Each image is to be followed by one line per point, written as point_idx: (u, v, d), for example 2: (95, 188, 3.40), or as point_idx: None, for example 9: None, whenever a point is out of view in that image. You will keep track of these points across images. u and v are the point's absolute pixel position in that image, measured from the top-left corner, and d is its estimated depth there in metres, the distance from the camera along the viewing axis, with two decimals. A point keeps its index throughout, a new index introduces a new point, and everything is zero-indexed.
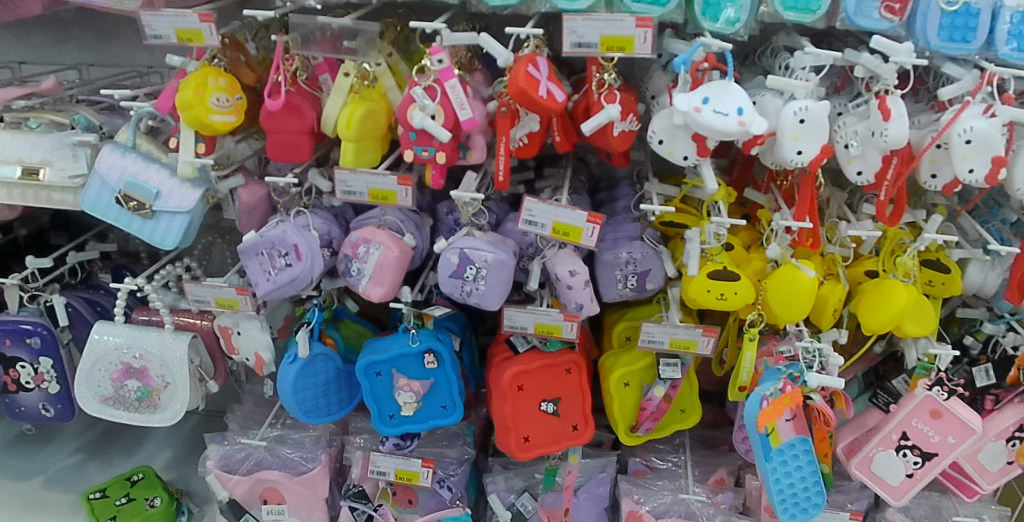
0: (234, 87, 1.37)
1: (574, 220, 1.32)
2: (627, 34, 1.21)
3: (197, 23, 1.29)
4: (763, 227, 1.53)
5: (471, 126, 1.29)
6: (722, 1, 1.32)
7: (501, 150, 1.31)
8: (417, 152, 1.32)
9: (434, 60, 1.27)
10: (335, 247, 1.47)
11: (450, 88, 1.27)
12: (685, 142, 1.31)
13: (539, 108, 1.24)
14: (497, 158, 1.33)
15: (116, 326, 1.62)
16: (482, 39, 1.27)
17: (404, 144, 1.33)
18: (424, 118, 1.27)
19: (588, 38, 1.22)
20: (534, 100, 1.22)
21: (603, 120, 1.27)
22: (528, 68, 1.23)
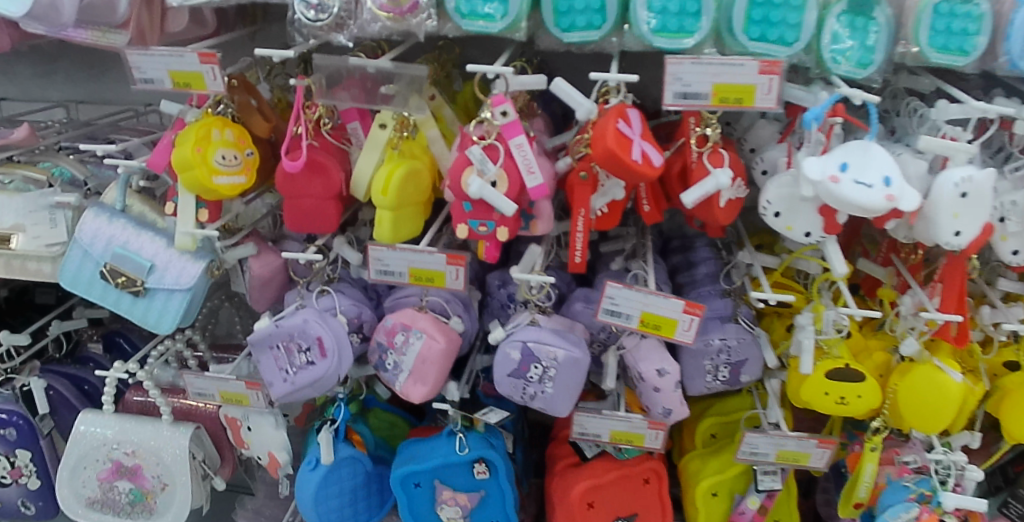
0: (243, 141, 1.12)
1: (668, 311, 1.06)
2: (748, 82, 0.95)
3: (197, 64, 1.04)
4: (882, 307, 1.28)
5: (540, 194, 1.03)
6: (853, 37, 1.05)
7: (579, 225, 1.05)
8: (473, 228, 1.05)
9: (495, 113, 1.00)
10: (365, 332, 1.21)
11: (515, 149, 1.01)
12: (809, 216, 1.04)
13: (632, 175, 0.98)
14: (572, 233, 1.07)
15: (105, 417, 1.37)
16: (555, 82, 1.01)
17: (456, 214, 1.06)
18: (484, 186, 1.00)
19: (696, 87, 0.96)
20: (627, 165, 0.96)
21: (710, 189, 1.01)
22: (618, 125, 0.97)
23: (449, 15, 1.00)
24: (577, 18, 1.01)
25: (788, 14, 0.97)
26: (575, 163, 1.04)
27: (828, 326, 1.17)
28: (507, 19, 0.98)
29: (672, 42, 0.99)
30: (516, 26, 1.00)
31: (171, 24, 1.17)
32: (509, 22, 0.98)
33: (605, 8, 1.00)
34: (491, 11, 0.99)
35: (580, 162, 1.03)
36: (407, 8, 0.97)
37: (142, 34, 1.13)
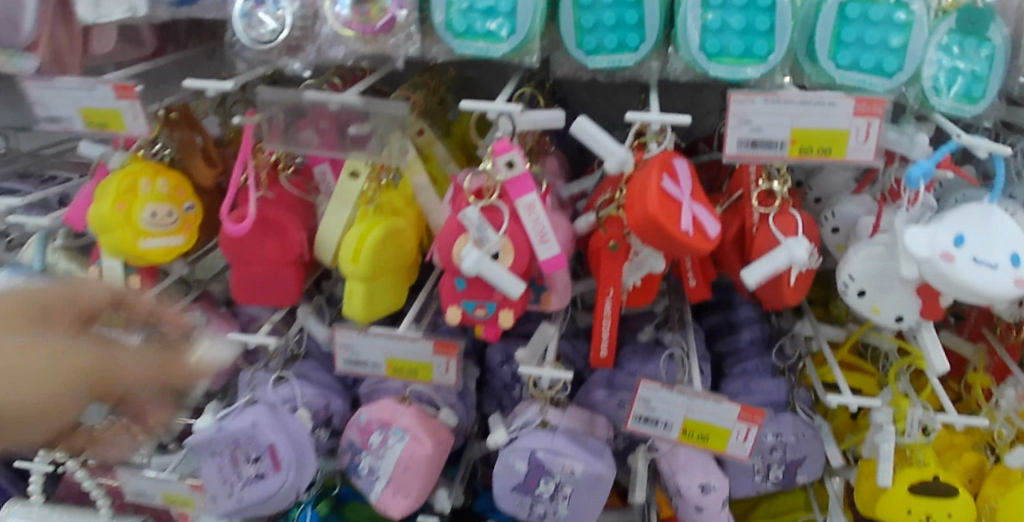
0: (180, 192, 0.88)
1: (716, 418, 0.82)
2: (842, 126, 0.72)
3: (112, 100, 0.81)
4: (966, 390, 1.02)
5: (555, 267, 0.79)
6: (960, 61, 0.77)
7: (605, 308, 0.80)
8: (468, 310, 0.80)
9: (499, 165, 0.76)
10: (336, 423, 0.97)
11: (524, 212, 0.77)
12: (904, 297, 0.80)
13: (680, 251, 0.74)
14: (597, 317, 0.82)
15: (32, 509, 1.14)
16: (576, 121, 0.76)
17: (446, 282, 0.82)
18: (484, 261, 0.76)
19: (769, 133, 0.72)
20: (675, 238, 0.72)
21: (780, 266, 0.77)
22: (662, 183, 0.73)
23: (438, 33, 0.75)
24: (607, 37, 0.77)
25: (888, 35, 0.73)
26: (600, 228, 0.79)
27: (912, 427, 0.92)
28: (516, 39, 0.74)
29: (733, 72, 0.75)
30: (527, 50, 0.76)
31: (95, 46, 0.93)
32: (516, 44, 0.74)
33: (643, 24, 0.76)
34: (493, 28, 0.74)
35: (608, 228, 0.78)
36: (380, 27, 0.71)
37: (57, 58, 0.86)
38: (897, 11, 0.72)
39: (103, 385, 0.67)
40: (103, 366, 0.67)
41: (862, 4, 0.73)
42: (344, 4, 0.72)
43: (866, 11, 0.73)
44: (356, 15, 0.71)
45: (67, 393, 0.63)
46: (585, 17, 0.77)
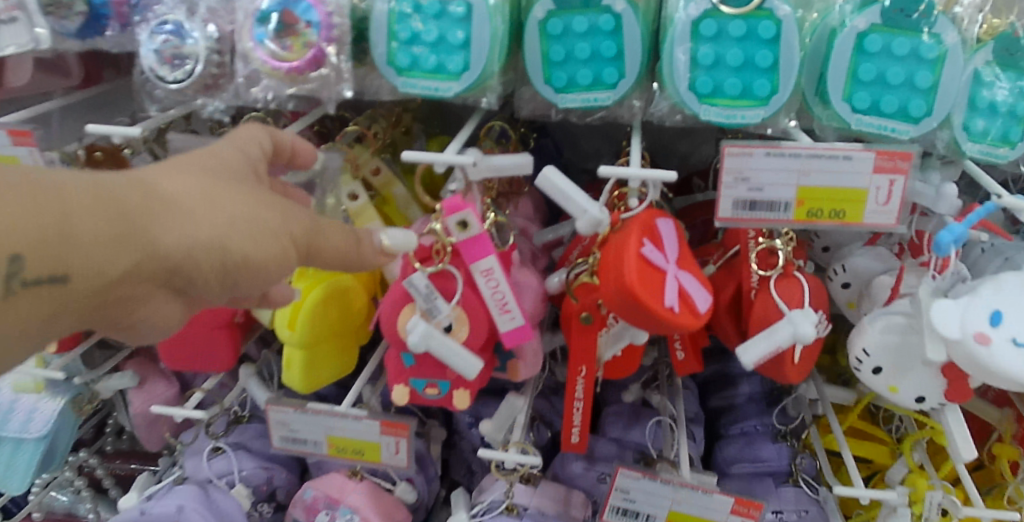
0: None
1: (706, 509, 0.72)
2: (858, 184, 0.60)
3: (8, 147, 0.70)
4: (990, 461, 0.91)
5: (521, 339, 0.68)
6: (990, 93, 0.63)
7: (579, 389, 0.70)
8: (417, 390, 0.69)
9: (449, 225, 0.64)
10: (282, 498, 0.87)
11: (480, 278, 0.66)
12: (925, 376, 0.69)
13: (662, 330, 0.62)
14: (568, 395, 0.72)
15: None
16: (543, 172, 0.64)
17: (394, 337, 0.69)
18: (433, 336, 0.65)
19: (770, 192, 0.60)
20: (657, 316, 0.60)
21: (782, 343, 0.65)
22: (642, 250, 0.61)
23: (378, 68, 0.64)
24: (580, 71, 0.65)
25: (915, 71, 0.61)
26: (569, 296, 0.67)
27: (931, 511, 0.80)
28: (469, 76, 0.62)
29: (728, 116, 0.63)
30: (483, 88, 0.64)
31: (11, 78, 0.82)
32: (470, 83, 0.62)
33: (623, 55, 0.65)
34: (444, 61, 0.62)
35: (579, 298, 0.67)
36: (304, 65, 0.60)
37: None
38: (926, 44, 0.60)
39: (311, 258, 0.55)
40: (320, 244, 0.55)
41: (884, 35, 0.61)
42: (262, 38, 0.60)
43: (888, 44, 0.61)
44: (275, 52, 0.60)
45: (212, 269, 0.49)
46: (553, 47, 0.65)
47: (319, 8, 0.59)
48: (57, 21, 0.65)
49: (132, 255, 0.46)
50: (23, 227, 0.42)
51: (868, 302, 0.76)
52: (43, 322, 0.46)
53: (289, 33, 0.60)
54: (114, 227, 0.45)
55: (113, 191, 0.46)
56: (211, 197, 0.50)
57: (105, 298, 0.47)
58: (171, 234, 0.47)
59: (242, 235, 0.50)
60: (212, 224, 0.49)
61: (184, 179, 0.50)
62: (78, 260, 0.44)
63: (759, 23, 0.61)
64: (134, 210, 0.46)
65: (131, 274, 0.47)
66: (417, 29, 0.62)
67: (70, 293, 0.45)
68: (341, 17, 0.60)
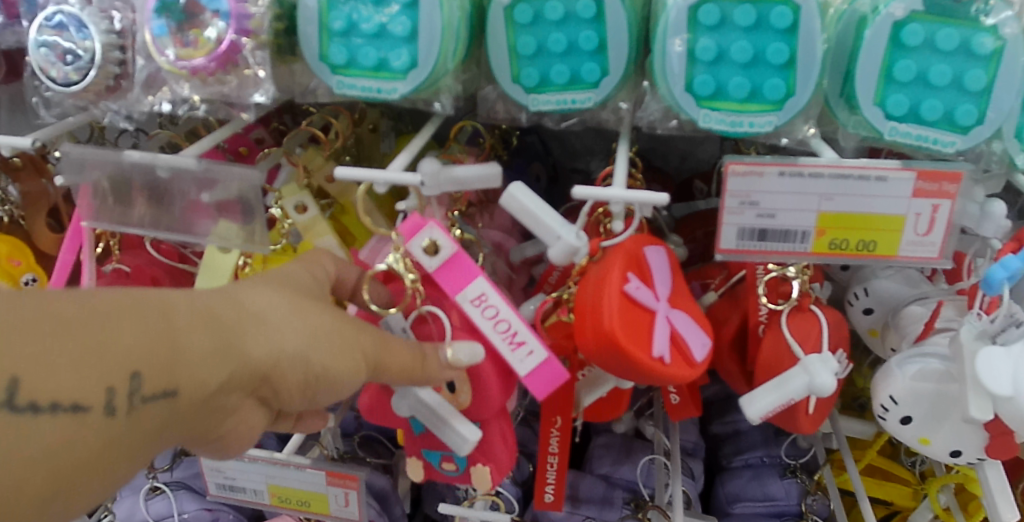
0: (15, 262, 0.66)
1: None
2: (895, 211, 0.51)
3: None
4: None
5: (551, 378, 0.54)
6: None
7: (552, 442, 0.61)
8: (435, 465, 0.60)
9: (415, 251, 0.53)
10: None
11: (472, 308, 0.54)
12: (959, 431, 0.59)
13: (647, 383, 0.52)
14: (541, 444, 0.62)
15: None
16: (507, 190, 0.51)
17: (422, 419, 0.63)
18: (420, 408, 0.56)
19: (785, 219, 0.51)
20: (641, 368, 0.50)
21: (795, 396, 0.56)
22: (626, 288, 0.51)
23: (311, 65, 0.53)
24: (554, 67, 0.54)
25: (965, 71, 0.50)
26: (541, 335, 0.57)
27: None
28: (417, 75, 0.51)
29: (733, 122, 0.52)
30: (435, 89, 0.54)
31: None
32: (418, 83, 0.51)
33: (606, 47, 0.54)
34: (387, 55, 0.51)
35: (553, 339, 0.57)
36: (213, 64, 0.49)
37: None
38: (979, 36, 0.49)
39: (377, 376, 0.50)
40: (389, 358, 0.50)
41: (927, 24, 0.49)
42: (161, 33, 0.49)
43: (932, 35, 0.49)
44: (178, 48, 0.49)
45: (298, 380, 0.46)
46: (523, 39, 0.54)
47: None
48: None
49: (229, 369, 0.42)
50: (133, 342, 0.38)
51: (893, 333, 0.66)
52: (129, 456, 0.41)
53: (192, 26, 0.49)
54: (215, 341, 0.41)
55: (205, 306, 0.42)
56: (294, 308, 0.46)
57: (202, 414, 0.43)
58: (264, 344, 0.44)
59: (325, 347, 0.46)
60: (298, 334, 0.45)
61: (269, 290, 0.46)
62: (185, 375, 0.40)
63: (771, 9, 0.50)
64: (227, 322, 0.42)
65: (225, 388, 0.43)
66: (354, 17, 0.51)
67: (172, 411, 0.41)
68: (257, 5, 0.50)
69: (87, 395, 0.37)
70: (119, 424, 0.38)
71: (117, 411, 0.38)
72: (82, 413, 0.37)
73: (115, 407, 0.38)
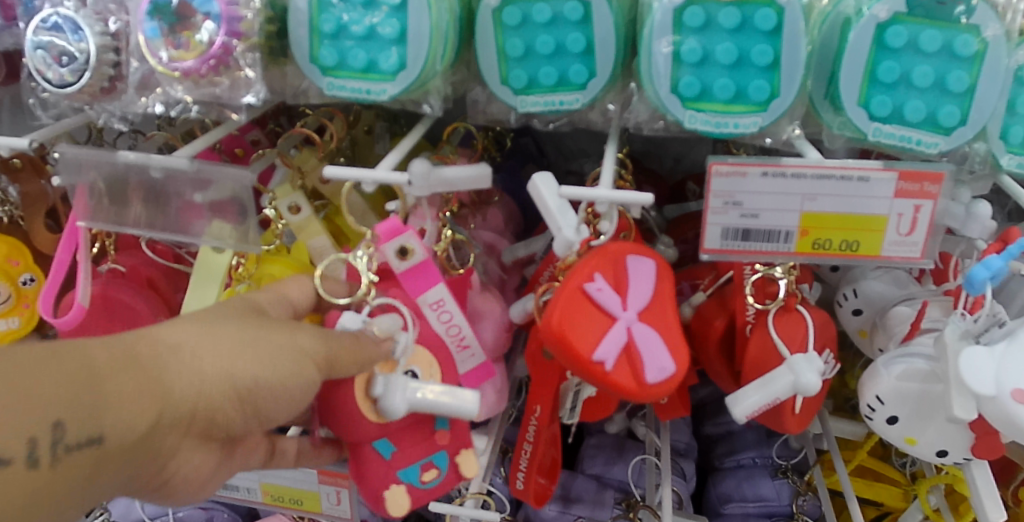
0: (13, 261, 0.68)
1: None
2: (877, 211, 0.51)
3: None
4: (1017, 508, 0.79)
5: (484, 376, 0.59)
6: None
7: (530, 431, 0.62)
8: (416, 484, 0.57)
9: (388, 254, 0.55)
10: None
11: (431, 313, 0.57)
12: (944, 430, 0.59)
13: (590, 384, 0.52)
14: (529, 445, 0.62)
15: None
16: (532, 179, 0.52)
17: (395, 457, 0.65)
18: (425, 403, 0.53)
19: (769, 220, 0.52)
20: (580, 364, 0.51)
21: (780, 395, 0.56)
22: (585, 286, 0.52)
23: (302, 68, 0.54)
24: (542, 69, 0.55)
25: (948, 72, 0.50)
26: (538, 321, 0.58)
27: None
28: (406, 77, 0.52)
29: (718, 123, 0.53)
30: (424, 90, 0.54)
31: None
32: (407, 84, 0.52)
33: (593, 49, 0.54)
34: (376, 57, 0.52)
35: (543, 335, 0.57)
36: (203, 65, 0.50)
37: None
38: (963, 37, 0.49)
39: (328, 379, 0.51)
40: (339, 352, 0.51)
41: (910, 26, 0.50)
42: (153, 35, 0.50)
43: (915, 36, 0.50)
44: (170, 50, 0.50)
45: (228, 400, 0.48)
46: (511, 41, 0.54)
47: None
48: None
49: (152, 406, 0.44)
50: (48, 393, 0.40)
51: (881, 334, 0.67)
52: (70, 505, 0.43)
53: (184, 27, 0.50)
54: (137, 381, 0.44)
55: (121, 347, 0.44)
56: (210, 335, 0.48)
57: (139, 456, 0.45)
58: (186, 375, 0.46)
59: (251, 360, 0.49)
60: (218, 356, 0.48)
61: (185, 324, 0.48)
62: (109, 418, 0.42)
63: (756, 12, 0.51)
64: (145, 362, 0.45)
65: (154, 427, 0.45)
66: (343, 20, 0.52)
67: (103, 457, 0.43)
68: (249, 9, 0.50)
69: (9, 449, 0.39)
70: (47, 475, 0.41)
71: (42, 462, 0.40)
72: (5, 466, 0.39)
73: (39, 457, 0.40)
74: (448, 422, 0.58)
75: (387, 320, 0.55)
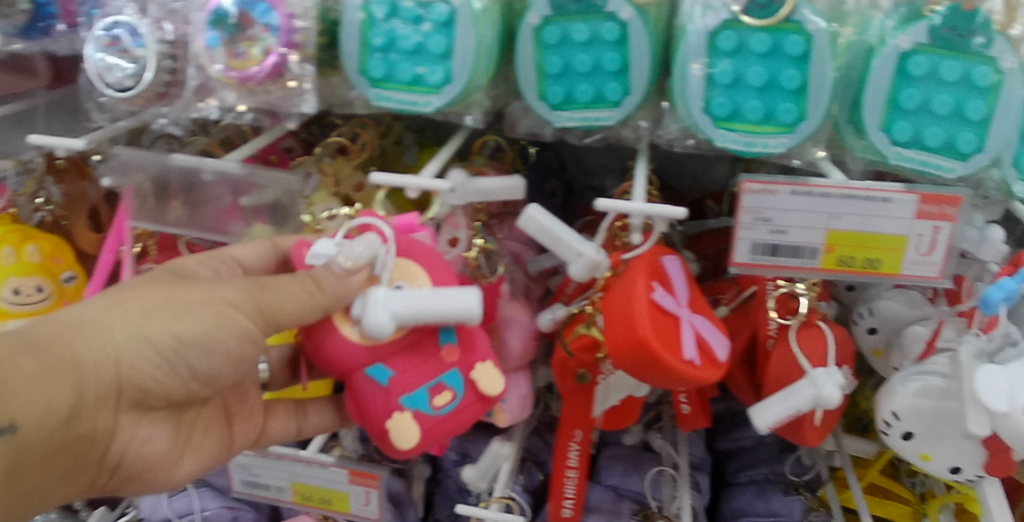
0: (57, 260, 0.68)
1: None
2: (897, 231, 0.53)
3: None
4: None
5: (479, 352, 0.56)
6: None
7: (571, 456, 0.65)
8: (421, 407, 0.53)
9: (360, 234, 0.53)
10: None
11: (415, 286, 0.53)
12: (958, 447, 0.61)
13: (676, 383, 0.54)
14: (563, 469, 0.66)
15: None
16: (524, 213, 0.55)
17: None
18: (409, 312, 0.50)
19: (795, 237, 0.54)
20: (674, 372, 0.53)
21: (801, 407, 0.58)
22: (652, 296, 0.53)
23: (351, 79, 0.56)
24: (579, 86, 0.57)
25: (965, 101, 0.52)
26: (563, 349, 0.60)
27: None
28: (451, 89, 0.54)
29: (747, 143, 0.56)
30: (467, 102, 0.57)
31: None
32: (451, 97, 0.54)
33: (629, 69, 0.57)
34: (422, 71, 0.54)
35: (575, 354, 0.59)
36: (262, 74, 0.52)
37: None
38: (981, 69, 0.52)
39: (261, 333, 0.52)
40: (276, 303, 0.50)
41: (931, 56, 0.52)
42: (213, 45, 0.53)
43: (935, 66, 0.52)
44: (229, 58, 0.53)
45: (152, 360, 0.50)
46: (550, 58, 0.57)
47: (280, 10, 0.52)
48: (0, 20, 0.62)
49: (62, 386, 0.48)
50: None
51: (896, 352, 0.68)
52: (4, 494, 0.47)
53: (244, 38, 0.53)
54: (41, 363, 0.47)
55: (19, 338, 0.47)
56: (114, 309, 0.50)
57: (64, 440, 0.49)
58: (95, 348, 0.49)
59: (165, 319, 0.50)
60: (124, 327, 0.50)
61: (88, 303, 0.51)
62: (15, 405, 0.45)
63: (786, 38, 0.53)
64: (42, 345, 0.47)
65: (73, 407, 0.49)
66: (394, 34, 0.55)
67: (19, 445, 0.46)
68: (305, 21, 0.53)
69: None
70: None
71: None
72: None
73: None
74: (454, 337, 0.54)
75: (362, 248, 0.50)
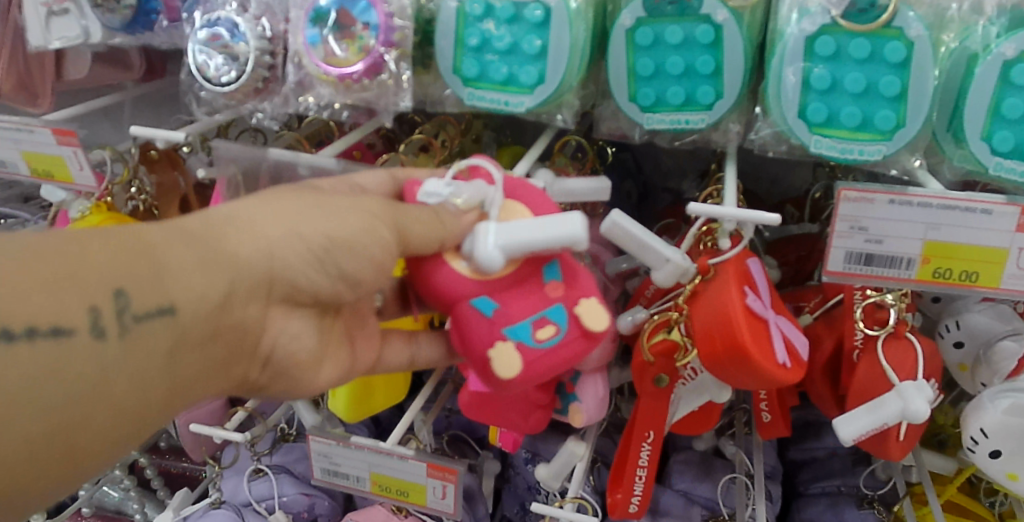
0: None
1: None
2: (998, 244, 0.52)
3: (54, 146, 0.69)
4: None
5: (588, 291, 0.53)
6: None
7: (642, 455, 0.62)
8: (526, 341, 0.49)
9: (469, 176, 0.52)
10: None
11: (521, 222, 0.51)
12: None
13: (768, 387, 0.54)
14: (638, 464, 0.63)
15: None
16: (608, 220, 0.54)
17: (500, 439, 0.69)
18: (519, 244, 0.47)
19: (891, 246, 0.53)
20: (769, 376, 0.52)
21: (888, 421, 0.56)
22: (746, 301, 0.53)
23: (444, 78, 0.57)
24: (670, 89, 0.57)
25: None
26: (647, 357, 0.58)
27: None
28: (544, 90, 0.54)
29: (843, 150, 0.54)
30: (558, 103, 0.57)
31: (69, 70, 0.74)
32: (544, 98, 0.54)
33: (722, 72, 0.56)
34: (515, 71, 0.55)
35: (655, 359, 0.58)
36: (361, 72, 0.53)
37: (25, 86, 0.75)
38: None
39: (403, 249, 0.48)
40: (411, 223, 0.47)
41: None
42: (314, 43, 0.54)
43: None
44: (329, 55, 0.54)
45: (305, 260, 0.47)
46: (641, 60, 0.57)
47: (379, 8, 0.53)
48: (105, 14, 0.65)
49: (217, 273, 0.44)
50: (100, 267, 0.40)
51: (984, 368, 0.66)
52: (163, 386, 0.43)
53: (345, 36, 0.54)
54: (198, 251, 0.44)
55: (175, 228, 0.44)
56: (264, 205, 0.48)
57: (220, 331, 0.45)
58: (245, 238, 0.46)
59: (314, 216, 0.47)
60: (276, 223, 0.47)
61: (243, 202, 0.48)
62: (175, 289, 0.42)
63: (887, 43, 0.52)
64: (198, 232, 0.45)
65: (228, 298, 0.45)
66: (488, 34, 0.55)
67: (178, 330, 0.43)
68: (403, 20, 0.54)
69: (71, 319, 0.39)
70: (117, 346, 0.41)
71: (109, 334, 0.40)
72: (68, 337, 0.39)
73: (105, 329, 0.40)
74: (560, 273, 0.51)
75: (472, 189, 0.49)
